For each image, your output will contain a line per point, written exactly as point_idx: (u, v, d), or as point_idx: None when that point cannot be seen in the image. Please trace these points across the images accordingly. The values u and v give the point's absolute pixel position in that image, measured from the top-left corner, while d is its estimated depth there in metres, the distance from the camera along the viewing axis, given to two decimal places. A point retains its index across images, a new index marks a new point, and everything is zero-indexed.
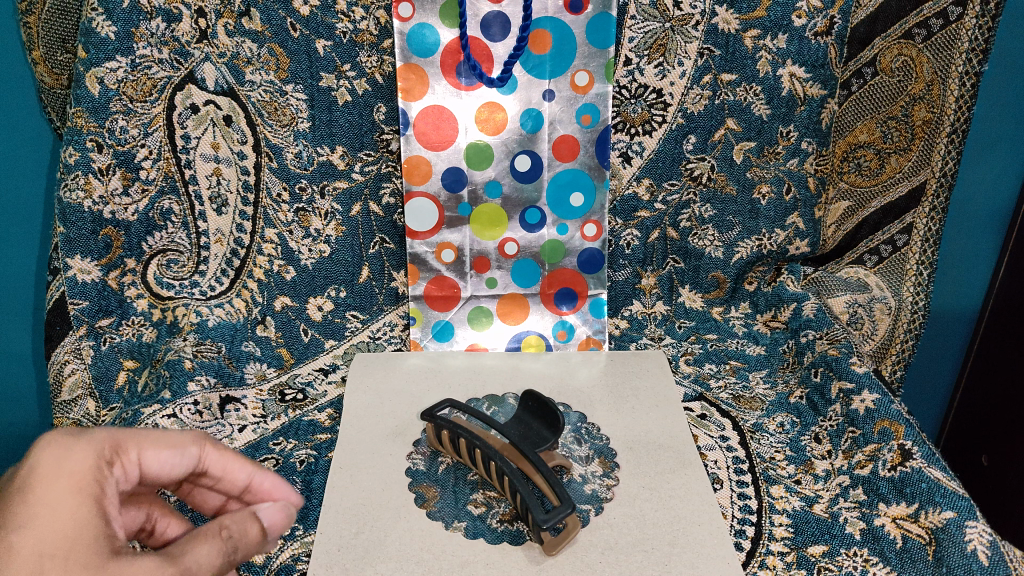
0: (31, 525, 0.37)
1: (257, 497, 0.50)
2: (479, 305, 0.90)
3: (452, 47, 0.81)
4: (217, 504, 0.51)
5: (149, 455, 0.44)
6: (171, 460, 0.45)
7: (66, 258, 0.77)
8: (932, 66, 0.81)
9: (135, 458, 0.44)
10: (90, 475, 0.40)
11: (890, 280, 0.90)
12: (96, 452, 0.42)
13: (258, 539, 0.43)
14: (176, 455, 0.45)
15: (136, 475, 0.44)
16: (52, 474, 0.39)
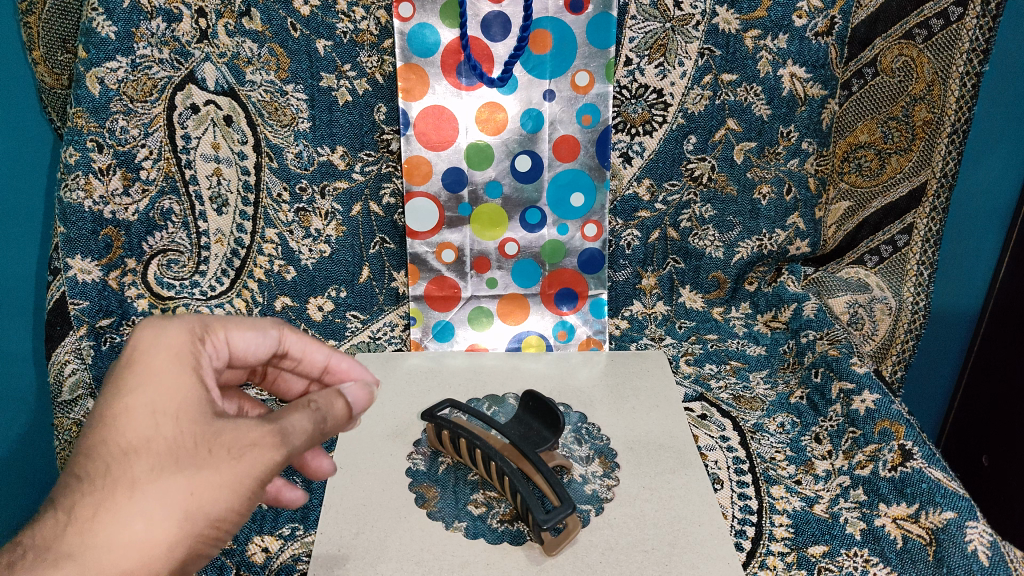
0: (144, 389, 0.43)
1: (334, 378, 0.58)
2: (479, 304, 0.90)
3: (453, 47, 0.81)
4: (300, 387, 0.59)
5: (234, 337, 0.50)
6: (254, 341, 0.52)
7: (67, 258, 0.77)
8: (933, 67, 0.80)
9: (222, 339, 0.50)
10: (186, 351, 0.45)
11: (890, 280, 0.90)
12: (188, 331, 0.47)
13: (344, 415, 0.49)
14: (259, 337, 0.52)
15: (226, 356, 0.50)
16: (152, 351, 0.45)
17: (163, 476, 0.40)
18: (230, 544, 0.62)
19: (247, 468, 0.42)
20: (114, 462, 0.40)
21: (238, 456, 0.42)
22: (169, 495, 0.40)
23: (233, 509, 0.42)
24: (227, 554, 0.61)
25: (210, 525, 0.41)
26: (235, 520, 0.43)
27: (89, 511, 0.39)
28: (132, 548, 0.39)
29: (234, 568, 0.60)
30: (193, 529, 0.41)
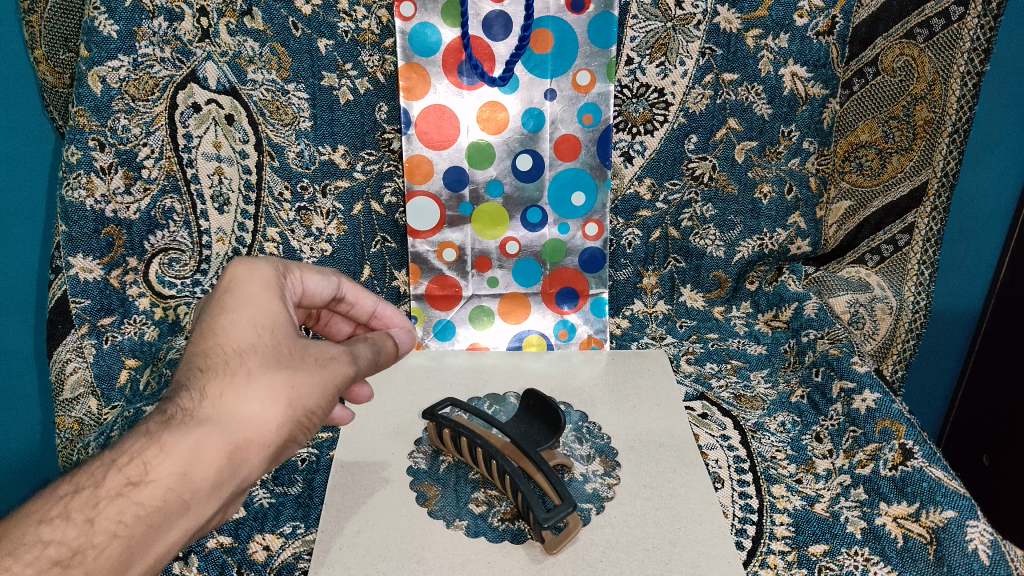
0: (247, 303, 0.49)
1: (381, 323, 0.65)
2: (480, 303, 0.91)
3: (454, 46, 0.81)
4: (346, 331, 0.66)
5: (309, 278, 0.57)
6: (322, 284, 0.58)
7: (68, 257, 0.77)
8: (934, 66, 0.80)
9: (299, 280, 0.56)
10: (276, 280, 0.52)
11: (890, 280, 0.90)
12: (274, 267, 0.53)
13: (391, 354, 0.57)
14: (325, 282, 0.58)
15: (299, 295, 0.57)
16: (247, 279, 0.51)
17: (272, 371, 0.47)
18: (232, 542, 0.62)
19: (334, 375, 0.49)
20: (230, 356, 0.47)
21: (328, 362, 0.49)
22: (277, 387, 0.46)
23: (322, 409, 0.49)
24: (228, 552, 0.61)
25: (308, 416, 0.48)
26: (322, 417, 0.49)
27: (216, 391, 0.45)
28: (252, 424, 0.45)
29: (235, 566, 0.60)
30: (295, 419, 0.47)
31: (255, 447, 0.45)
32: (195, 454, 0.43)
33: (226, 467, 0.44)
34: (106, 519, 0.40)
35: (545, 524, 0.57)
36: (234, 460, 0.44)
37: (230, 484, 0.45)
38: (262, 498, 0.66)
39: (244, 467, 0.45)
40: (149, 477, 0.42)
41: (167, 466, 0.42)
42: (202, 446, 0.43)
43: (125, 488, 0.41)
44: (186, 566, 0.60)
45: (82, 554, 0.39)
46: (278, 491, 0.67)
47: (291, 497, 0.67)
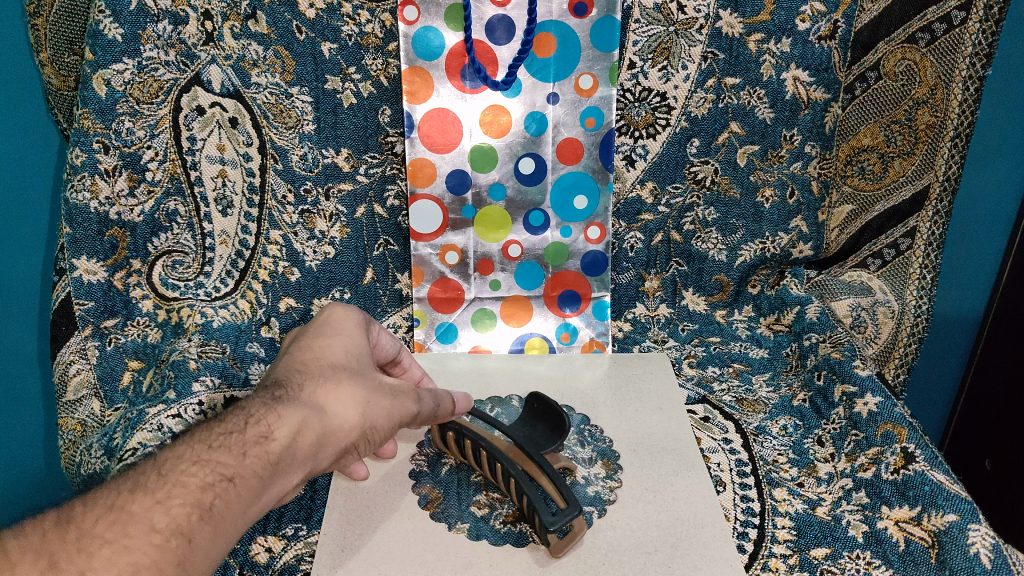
0: (341, 335, 0.58)
1: None
2: (483, 306, 0.91)
3: (458, 50, 0.82)
4: None
5: (383, 334, 0.65)
6: (394, 344, 0.66)
7: (72, 258, 0.77)
8: (936, 71, 0.80)
9: (376, 333, 0.65)
10: (364, 323, 0.61)
11: (893, 283, 0.89)
12: (362, 315, 0.63)
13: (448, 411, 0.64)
14: (396, 343, 0.67)
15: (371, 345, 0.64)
16: (343, 316, 0.60)
17: (357, 385, 0.54)
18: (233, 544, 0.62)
19: (402, 405, 0.57)
20: (326, 367, 0.54)
21: (401, 393, 0.57)
22: (360, 399, 0.53)
23: (385, 431, 0.55)
24: (230, 554, 0.62)
25: (375, 432, 0.54)
26: (381, 438, 0.56)
27: (317, 385, 0.52)
28: (337, 421, 0.52)
29: (237, 568, 0.60)
30: (366, 429, 0.53)
31: (334, 445, 0.52)
32: (300, 432, 0.49)
33: (316, 446, 0.50)
34: (253, 458, 0.46)
35: (551, 528, 0.57)
36: (324, 445, 0.51)
37: (310, 469, 0.50)
38: None
39: (323, 455, 0.51)
40: (273, 436, 0.48)
41: (285, 432, 0.48)
42: (309, 423, 0.50)
43: (259, 440, 0.47)
44: None
45: (239, 477, 0.45)
46: None
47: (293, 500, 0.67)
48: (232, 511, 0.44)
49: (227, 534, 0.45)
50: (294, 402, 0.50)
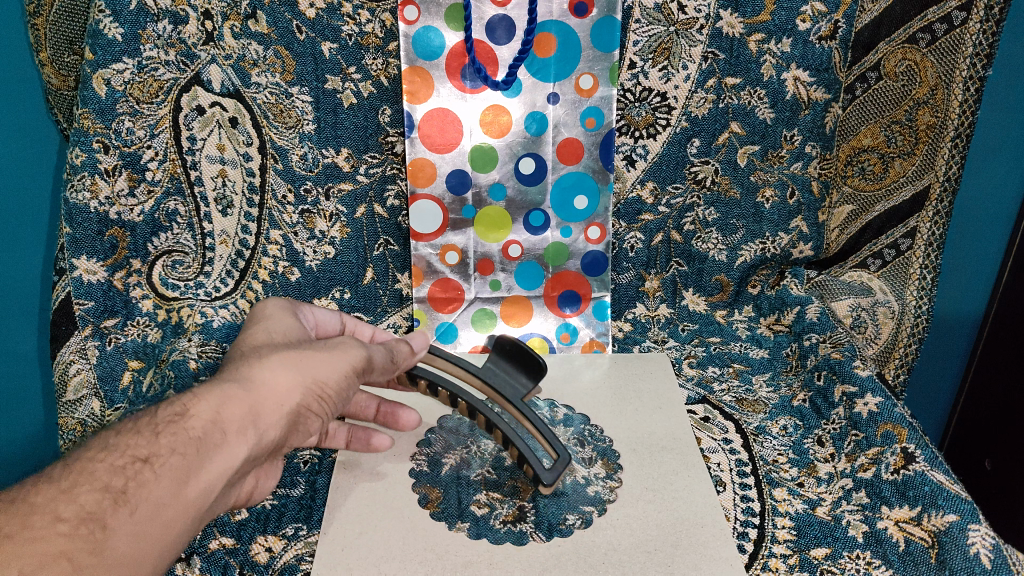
0: (266, 323, 0.63)
1: None
2: (483, 306, 0.91)
3: (458, 50, 0.82)
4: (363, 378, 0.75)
5: (318, 311, 0.69)
6: (329, 316, 0.70)
7: (72, 258, 0.76)
8: (936, 71, 0.80)
9: (311, 313, 0.69)
10: (291, 313, 0.65)
11: (893, 285, 0.89)
12: (290, 305, 0.67)
13: (409, 354, 0.67)
14: (329, 313, 0.70)
15: (311, 326, 0.69)
16: (268, 312, 0.64)
17: (282, 351, 0.56)
18: (234, 544, 0.63)
19: (339, 356, 0.58)
20: (254, 347, 0.58)
21: (337, 347, 0.59)
22: (289, 360, 0.55)
23: (329, 381, 0.57)
24: (231, 553, 0.62)
25: (321, 387, 0.56)
26: (335, 393, 0.58)
27: (245, 362, 0.54)
28: (268, 384, 0.53)
29: (237, 568, 0.61)
30: (303, 384, 0.55)
31: (274, 406, 0.53)
32: (225, 402, 0.50)
33: (248, 416, 0.51)
34: (166, 436, 0.47)
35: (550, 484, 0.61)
36: (257, 415, 0.51)
37: (255, 435, 0.51)
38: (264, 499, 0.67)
39: (266, 422, 0.52)
40: (189, 414, 0.49)
41: (203, 408, 0.49)
42: (230, 397, 0.51)
43: (173, 420, 0.48)
44: (189, 567, 0.61)
45: (155, 456, 0.46)
46: (280, 493, 0.68)
47: (293, 499, 0.67)
48: (153, 491, 0.45)
49: (162, 514, 0.45)
50: (213, 383, 0.52)
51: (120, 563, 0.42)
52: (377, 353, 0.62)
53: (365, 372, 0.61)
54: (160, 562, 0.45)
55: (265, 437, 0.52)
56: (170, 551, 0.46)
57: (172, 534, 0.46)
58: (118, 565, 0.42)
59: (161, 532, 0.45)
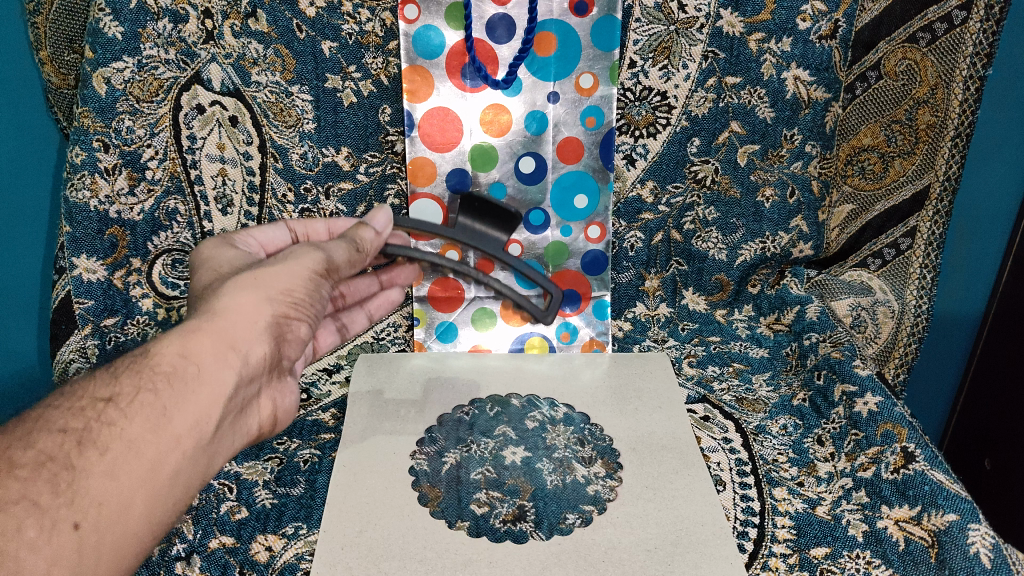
0: (209, 262, 0.65)
1: None
2: (483, 306, 0.88)
3: (458, 49, 0.79)
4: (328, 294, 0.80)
5: (257, 235, 0.71)
6: (274, 230, 0.73)
7: (72, 257, 0.77)
8: (936, 70, 0.81)
9: (250, 237, 0.71)
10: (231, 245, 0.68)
11: (893, 283, 0.91)
12: (224, 238, 0.69)
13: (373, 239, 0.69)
14: (272, 229, 0.73)
15: (258, 248, 0.71)
16: (206, 250, 0.67)
17: (239, 276, 0.59)
18: (234, 543, 0.63)
19: (297, 266, 0.61)
20: (212, 284, 0.61)
21: (290, 257, 0.62)
22: (246, 281, 0.59)
23: (292, 286, 0.60)
24: (230, 553, 0.62)
25: (289, 294, 0.60)
26: (306, 295, 0.61)
27: (204, 300, 0.58)
28: (229, 308, 0.56)
29: (237, 567, 0.61)
30: (269, 297, 0.58)
31: (243, 324, 0.56)
32: (189, 337, 0.54)
33: (218, 343, 0.55)
34: (128, 377, 0.51)
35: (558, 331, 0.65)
36: (224, 342, 0.55)
37: (230, 357, 0.55)
38: (264, 498, 0.67)
39: (239, 340, 0.56)
40: (153, 355, 0.53)
41: (168, 347, 0.53)
42: (192, 333, 0.54)
43: (137, 362, 0.52)
44: (189, 566, 0.61)
45: (118, 395, 0.50)
46: (280, 492, 0.68)
47: (293, 499, 0.67)
48: (123, 430, 0.49)
49: (142, 451, 0.49)
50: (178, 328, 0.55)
51: (98, 503, 0.47)
52: (336, 251, 0.64)
53: (331, 272, 0.64)
54: (156, 501, 0.50)
55: (240, 361, 0.56)
56: (167, 488, 0.51)
57: (165, 470, 0.50)
58: (95, 504, 0.47)
59: (151, 470, 0.49)
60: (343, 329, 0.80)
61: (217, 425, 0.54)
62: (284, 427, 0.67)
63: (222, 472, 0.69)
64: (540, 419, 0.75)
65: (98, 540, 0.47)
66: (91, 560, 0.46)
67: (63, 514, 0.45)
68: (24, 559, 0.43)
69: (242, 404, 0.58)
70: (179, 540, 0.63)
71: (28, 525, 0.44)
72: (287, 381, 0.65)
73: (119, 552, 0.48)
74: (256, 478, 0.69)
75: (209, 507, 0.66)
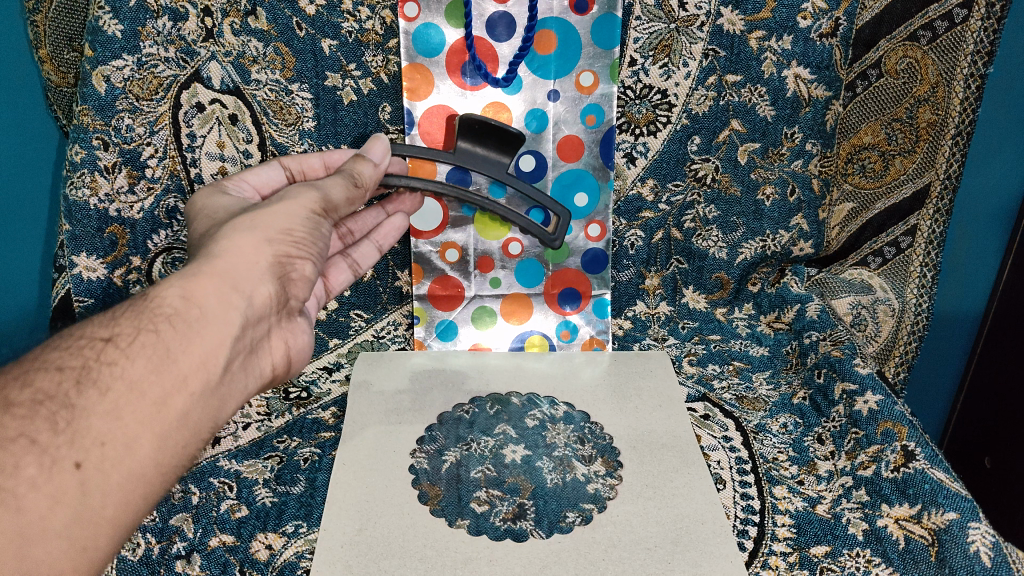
0: (205, 212, 0.66)
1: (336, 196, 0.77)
2: (483, 304, 0.88)
3: (458, 47, 0.79)
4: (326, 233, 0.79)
5: (248, 176, 0.71)
6: (269, 170, 0.72)
7: (72, 255, 0.77)
8: (937, 69, 0.82)
9: (241, 181, 0.71)
10: (221, 195, 0.68)
11: (893, 281, 0.91)
12: (213, 186, 0.70)
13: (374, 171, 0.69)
14: (267, 169, 0.72)
15: (253, 191, 0.72)
16: (197, 202, 0.68)
17: (238, 220, 0.59)
18: (234, 541, 0.63)
19: (296, 207, 0.61)
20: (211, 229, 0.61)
21: (287, 197, 0.62)
22: (244, 224, 0.58)
23: (294, 227, 0.60)
24: (231, 551, 0.62)
25: (290, 233, 0.59)
26: (307, 234, 0.61)
27: (205, 245, 0.58)
28: (230, 252, 0.56)
29: (237, 565, 0.61)
30: (269, 240, 0.58)
31: (245, 266, 0.56)
32: (190, 280, 0.53)
33: (220, 287, 0.54)
34: (126, 319, 0.50)
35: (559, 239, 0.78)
36: (225, 284, 0.54)
37: (234, 301, 0.54)
38: (264, 496, 0.67)
39: (242, 283, 0.55)
40: (156, 298, 0.52)
41: (169, 291, 0.52)
42: (192, 277, 0.53)
43: (138, 306, 0.51)
44: (189, 565, 0.61)
45: (117, 336, 0.49)
46: (280, 490, 0.68)
47: (294, 497, 0.67)
48: (125, 369, 0.48)
49: (145, 391, 0.48)
50: (179, 272, 0.55)
51: (100, 443, 0.45)
52: (334, 189, 0.64)
53: (330, 210, 0.64)
54: (163, 442, 0.48)
55: (243, 303, 0.55)
56: (174, 430, 0.49)
57: (172, 410, 0.49)
58: (97, 444, 0.45)
59: (155, 410, 0.48)
60: (354, 265, 0.78)
61: (224, 366, 0.53)
62: (298, 369, 0.67)
63: (223, 470, 0.69)
64: (540, 418, 0.74)
65: (102, 479, 0.45)
66: (95, 501, 0.44)
67: (63, 452, 0.43)
68: (24, 496, 0.41)
69: (251, 348, 0.58)
70: (180, 539, 0.63)
71: (27, 463, 0.42)
72: (298, 321, 0.65)
73: (125, 495, 0.46)
74: (257, 476, 0.69)
75: (209, 505, 0.66)
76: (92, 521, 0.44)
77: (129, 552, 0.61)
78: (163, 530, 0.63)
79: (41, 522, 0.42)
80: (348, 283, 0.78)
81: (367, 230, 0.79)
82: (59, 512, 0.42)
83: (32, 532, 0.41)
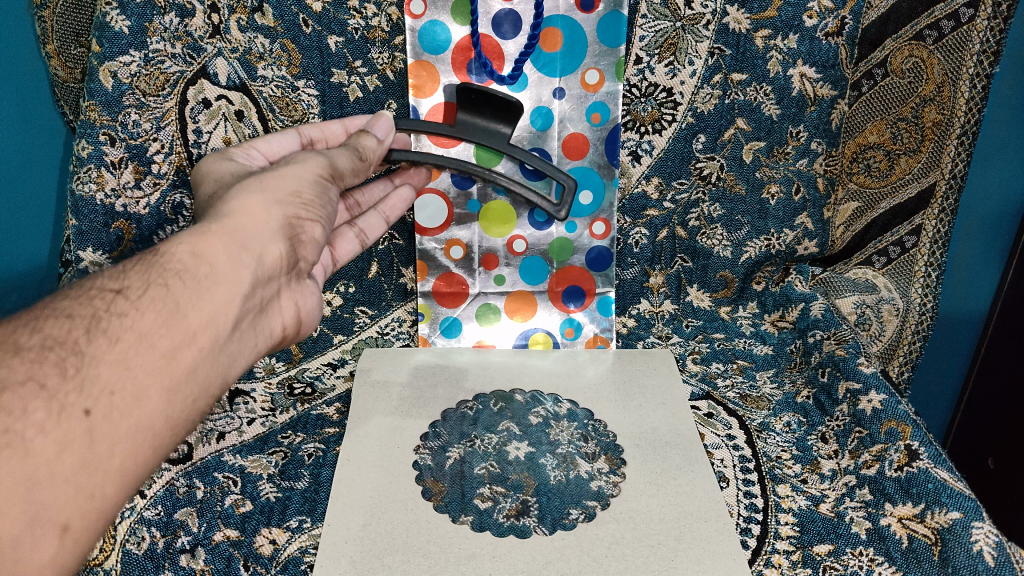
0: (210, 176, 0.67)
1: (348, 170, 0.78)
2: (487, 301, 0.88)
3: (464, 44, 0.79)
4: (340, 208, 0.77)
5: (261, 143, 0.71)
6: (282, 139, 0.72)
7: (78, 250, 0.77)
8: (942, 68, 0.82)
9: (253, 148, 0.70)
10: (223, 156, 0.69)
11: (897, 281, 0.92)
12: (219, 153, 0.70)
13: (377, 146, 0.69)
14: (280, 137, 0.72)
15: (263, 158, 0.71)
16: (203, 167, 0.69)
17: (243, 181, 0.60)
18: (239, 535, 0.63)
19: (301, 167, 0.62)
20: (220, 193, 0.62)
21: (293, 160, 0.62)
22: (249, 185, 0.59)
23: (299, 188, 0.61)
24: (235, 545, 0.62)
25: (298, 195, 0.60)
26: (315, 197, 0.61)
27: (213, 208, 0.58)
28: (234, 212, 0.57)
29: (242, 560, 0.61)
30: (277, 200, 0.59)
31: (251, 222, 0.56)
32: (200, 237, 0.54)
33: (227, 245, 0.54)
34: (135, 271, 0.51)
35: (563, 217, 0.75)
36: (234, 243, 0.55)
37: (243, 261, 0.55)
38: (268, 492, 0.67)
39: (250, 241, 0.56)
40: (167, 254, 0.52)
41: (178, 247, 0.53)
42: (201, 236, 0.54)
43: (147, 262, 0.52)
44: (194, 559, 0.61)
45: (127, 288, 0.50)
46: (285, 486, 0.68)
47: (298, 492, 0.67)
48: (135, 321, 0.48)
49: (154, 343, 0.48)
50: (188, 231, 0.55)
51: (109, 392, 0.45)
52: (340, 158, 0.65)
53: (336, 178, 0.64)
54: (172, 396, 0.49)
55: (253, 262, 0.55)
56: (182, 385, 0.49)
57: (180, 364, 0.49)
58: (106, 394, 0.45)
59: (165, 362, 0.48)
60: (361, 235, 0.77)
61: (233, 324, 0.54)
62: (307, 331, 0.68)
63: (227, 465, 0.69)
64: (543, 415, 0.75)
65: (110, 429, 0.44)
66: (103, 450, 0.44)
67: (73, 400, 0.43)
68: (32, 440, 0.40)
69: (260, 308, 0.58)
70: (183, 533, 0.63)
71: (35, 408, 0.41)
72: (307, 283, 0.65)
73: (134, 445, 0.46)
74: (261, 471, 0.69)
75: (213, 500, 0.66)
76: (100, 469, 0.44)
77: (133, 545, 0.62)
78: (167, 525, 0.63)
79: (49, 466, 0.41)
80: (355, 253, 0.77)
81: (375, 202, 0.79)
82: (67, 459, 0.42)
83: (40, 476, 0.40)
